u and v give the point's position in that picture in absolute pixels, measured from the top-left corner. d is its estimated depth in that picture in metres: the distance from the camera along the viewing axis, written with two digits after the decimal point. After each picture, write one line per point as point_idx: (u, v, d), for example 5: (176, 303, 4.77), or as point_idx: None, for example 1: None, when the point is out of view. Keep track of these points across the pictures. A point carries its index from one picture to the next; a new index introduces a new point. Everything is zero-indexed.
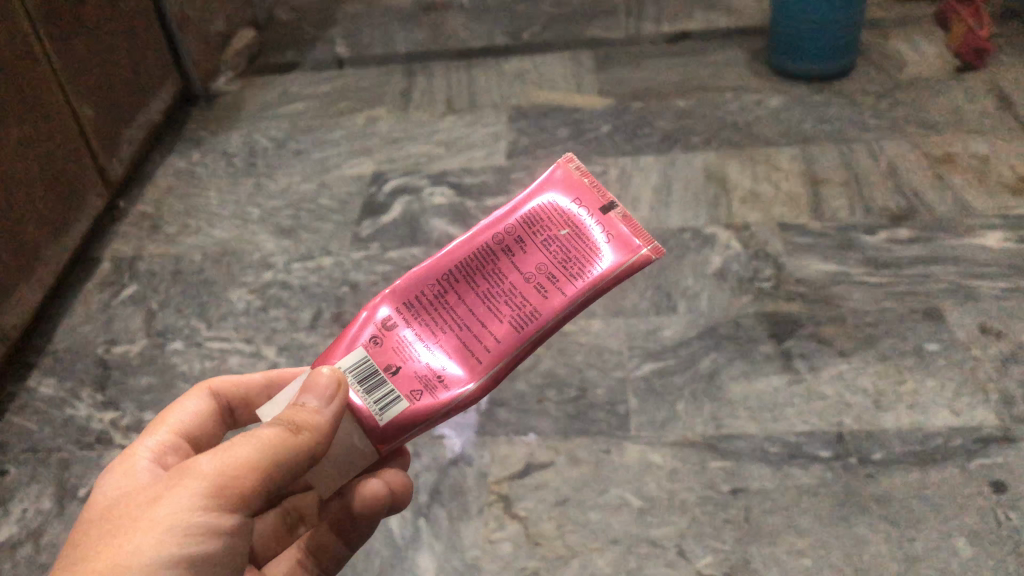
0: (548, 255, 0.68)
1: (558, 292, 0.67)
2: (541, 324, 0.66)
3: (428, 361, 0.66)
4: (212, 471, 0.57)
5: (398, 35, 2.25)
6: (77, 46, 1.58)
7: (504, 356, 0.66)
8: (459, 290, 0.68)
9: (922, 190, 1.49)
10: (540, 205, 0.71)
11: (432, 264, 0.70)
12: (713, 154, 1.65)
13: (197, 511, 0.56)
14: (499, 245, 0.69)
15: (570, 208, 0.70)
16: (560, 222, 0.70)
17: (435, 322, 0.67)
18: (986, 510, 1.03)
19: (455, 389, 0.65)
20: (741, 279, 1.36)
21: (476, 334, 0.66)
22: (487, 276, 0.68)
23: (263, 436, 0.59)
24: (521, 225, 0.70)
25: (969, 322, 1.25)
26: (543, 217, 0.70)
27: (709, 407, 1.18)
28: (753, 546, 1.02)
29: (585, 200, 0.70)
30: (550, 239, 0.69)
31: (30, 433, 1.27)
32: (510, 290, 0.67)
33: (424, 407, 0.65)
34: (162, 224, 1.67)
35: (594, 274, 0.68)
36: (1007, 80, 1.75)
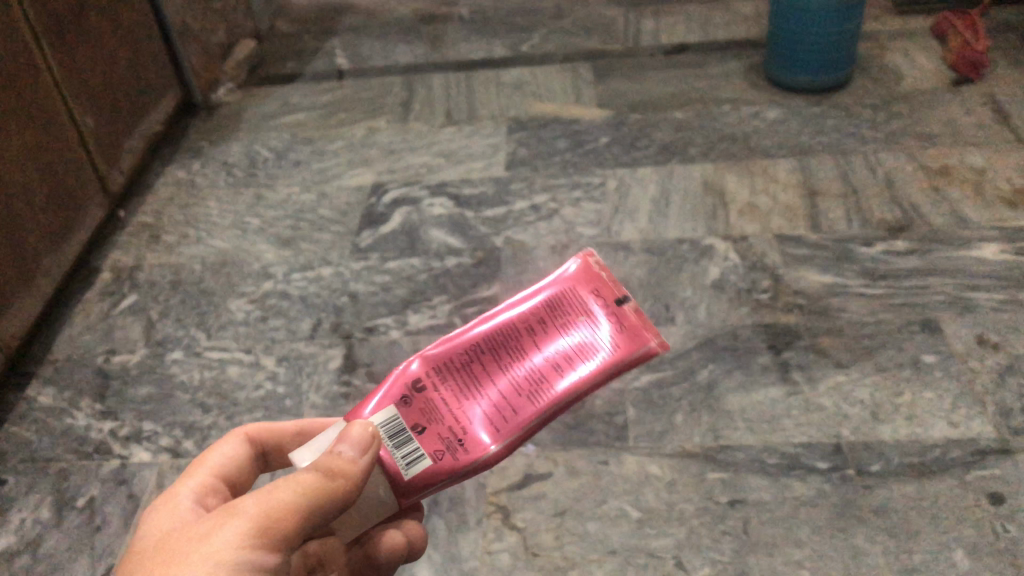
0: (567, 338, 0.72)
1: (574, 372, 0.71)
2: (558, 399, 0.69)
3: (453, 422, 0.67)
4: (256, 512, 0.58)
5: (398, 46, 2.26)
6: (78, 56, 1.59)
7: (526, 424, 0.68)
8: (484, 361, 0.70)
9: (918, 202, 1.50)
10: (557, 291, 0.76)
11: (460, 335, 0.72)
12: (711, 166, 1.66)
13: (242, 548, 0.57)
14: (522, 324, 0.73)
15: (585, 297, 0.75)
16: (578, 311, 0.74)
17: (460, 387, 0.69)
18: (984, 522, 1.03)
19: (476, 451, 0.66)
20: (739, 290, 1.37)
21: (500, 402, 0.68)
22: (509, 350, 0.71)
23: (303, 481, 0.60)
24: (539, 308, 0.74)
25: (966, 334, 1.25)
26: (563, 305, 0.74)
27: (707, 418, 1.18)
28: (751, 558, 1.02)
29: (601, 293, 0.75)
30: (568, 326, 0.73)
31: (29, 443, 1.28)
32: (532, 368, 0.70)
33: (448, 466, 0.66)
34: (162, 234, 1.67)
35: (607, 359, 0.72)
36: (1003, 93, 1.76)
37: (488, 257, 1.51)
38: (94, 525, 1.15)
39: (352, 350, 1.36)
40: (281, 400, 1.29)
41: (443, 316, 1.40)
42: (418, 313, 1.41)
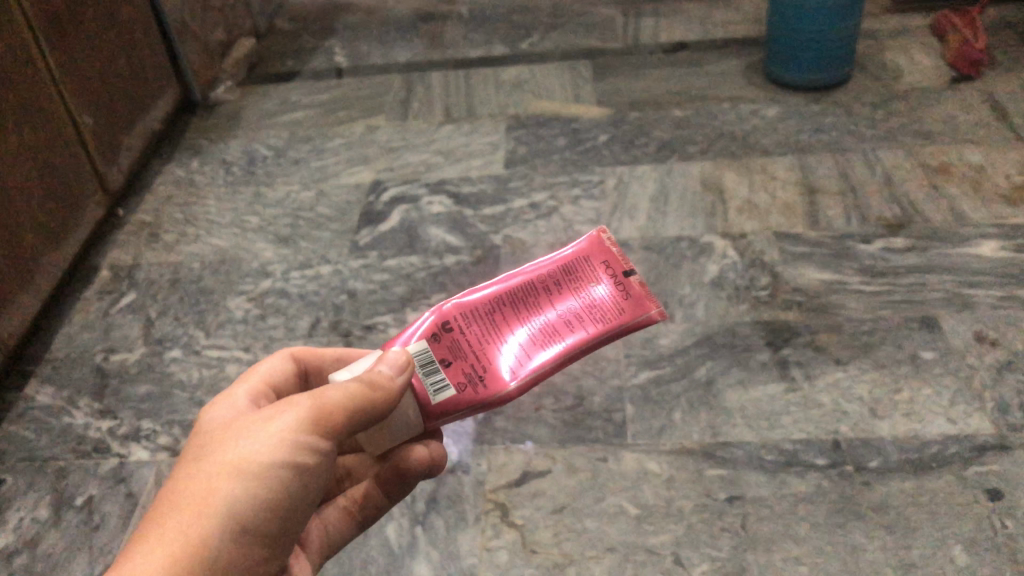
0: (580, 299, 0.76)
1: (584, 330, 0.75)
2: (568, 352, 0.74)
3: (474, 361, 0.73)
4: (309, 403, 0.64)
5: (397, 44, 2.26)
6: (76, 55, 1.59)
7: (540, 370, 0.73)
8: (505, 311, 0.75)
9: (917, 199, 1.50)
10: (576, 250, 0.79)
11: (487, 287, 0.77)
12: (710, 164, 1.66)
13: (297, 432, 0.63)
14: (542, 279, 0.77)
15: (602, 261, 0.78)
16: (594, 274, 0.77)
17: (482, 332, 0.74)
18: (983, 518, 1.03)
19: (491, 390, 0.72)
20: (738, 288, 1.37)
21: (517, 350, 0.74)
22: (528, 303, 0.76)
23: (349, 386, 0.65)
24: (558, 265, 0.78)
25: (965, 330, 1.25)
26: (581, 267, 0.78)
27: (706, 415, 1.18)
28: (750, 555, 1.02)
29: (619, 260, 0.78)
30: (585, 283, 0.77)
31: (27, 442, 1.27)
32: (549, 320, 0.75)
33: (466, 400, 0.72)
34: (161, 232, 1.67)
35: (616, 321, 0.75)
36: (1002, 90, 1.76)
37: (487, 255, 1.51)
38: (92, 523, 1.15)
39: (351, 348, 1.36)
40: None
41: None
42: (417, 311, 1.41)
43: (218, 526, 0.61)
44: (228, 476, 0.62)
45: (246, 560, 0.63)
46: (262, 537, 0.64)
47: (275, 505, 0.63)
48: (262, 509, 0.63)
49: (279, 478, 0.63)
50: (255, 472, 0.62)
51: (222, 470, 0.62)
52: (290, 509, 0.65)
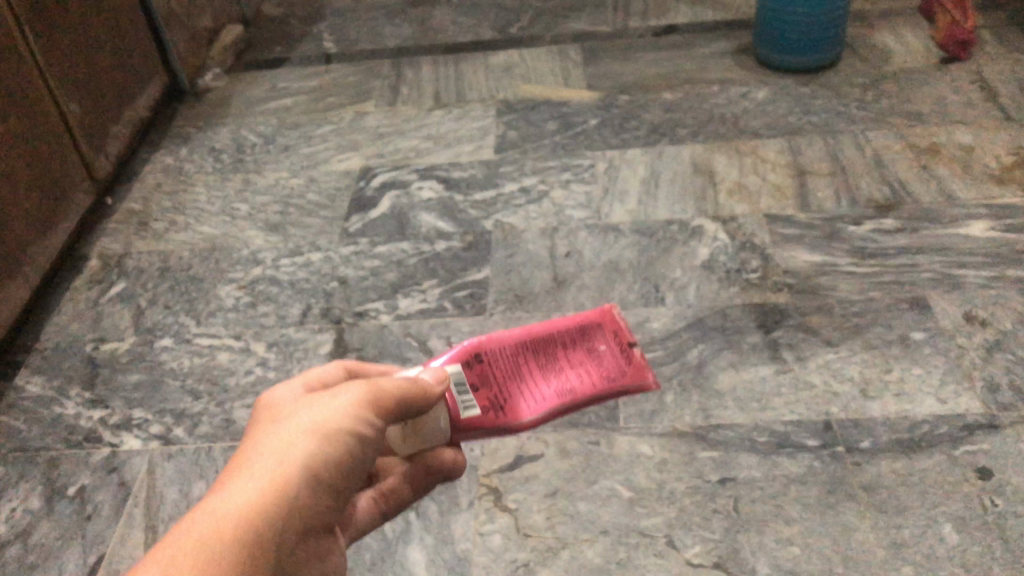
0: (589, 360, 0.89)
1: (592, 386, 0.87)
2: (576, 401, 0.85)
3: (500, 391, 0.81)
4: (371, 385, 0.65)
5: (386, 29, 2.25)
6: (61, 42, 1.57)
7: (552, 412, 0.83)
8: (529, 350, 0.85)
9: (906, 180, 1.50)
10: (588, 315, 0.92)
11: (513, 330, 0.86)
12: (700, 147, 1.66)
13: (363, 407, 0.64)
14: (560, 331, 0.88)
15: (608, 331, 0.92)
16: (602, 341, 0.91)
17: (510, 364, 0.83)
18: (973, 497, 1.03)
19: (510, 419, 0.80)
20: (728, 271, 1.37)
21: (537, 391, 0.83)
22: (549, 349, 0.86)
23: (400, 381, 0.68)
24: (574, 324, 0.90)
25: (954, 310, 1.26)
26: (591, 333, 0.90)
27: (697, 398, 1.19)
28: (742, 536, 1.02)
29: (620, 334, 0.92)
30: (596, 344, 0.90)
31: (18, 432, 1.27)
32: (564, 367, 0.86)
33: (490, 423, 0.78)
34: (150, 221, 1.66)
35: (614, 383, 0.89)
36: (991, 70, 1.76)
37: (478, 241, 1.50)
38: (85, 513, 1.15)
39: (342, 334, 1.35)
40: (271, 385, 1.29)
41: (433, 300, 1.39)
42: (409, 297, 1.41)
43: (297, 482, 0.59)
44: (305, 434, 0.61)
45: (313, 522, 0.60)
46: (326, 503, 0.62)
47: (342, 472, 0.62)
48: (333, 473, 0.61)
49: (349, 445, 0.62)
50: (330, 433, 0.61)
51: (299, 429, 0.61)
52: (351, 480, 0.64)
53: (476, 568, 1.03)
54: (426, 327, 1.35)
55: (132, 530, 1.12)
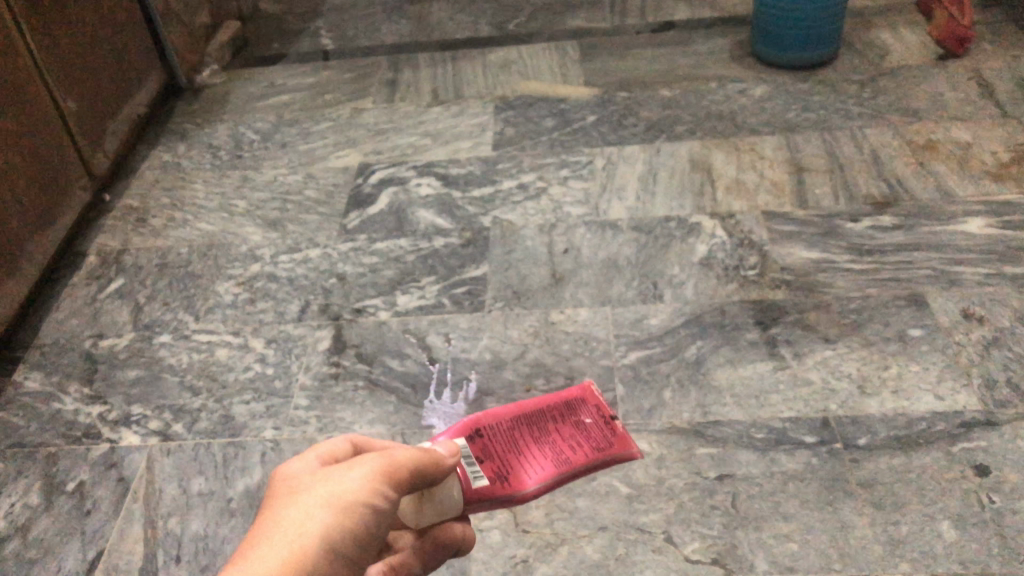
0: (577, 432, 0.92)
1: (584, 454, 0.90)
2: (573, 469, 0.87)
3: (501, 462, 0.81)
4: (386, 457, 0.64)
5: (383, 26, 2.24)
6: (58, 38, 1.57)
7: (553, 480, 0.84)
8: (524, 424, 0.88)
9: (904, 177, 1.50)
10: (567, 394, 0.98)
11: (503, 410, 0.89)
12: (698, 144, 1.66)
13: (378, 479, 0.62)
14: (547, 407, 0.93)
15: (590, 406, 0.97)
16: (586, 414, 0.95)
17: (510, 436, 0.85)
18: (970, 494, 1.04)
19: (515, 489, 0.80)
20: (726, 268, 1.37)
21: (535, 463, 0.84)
22: (541, 423, 0.90)
23: (415, 450, 0.66)
24: (557, 400, 0.95)
25: (951, 307, 1.26)
26: (575, 408, 0.95)
27: (696, 394, 1.19)
28: (740, 532, 1.03)
29: (601, 407, 0.98)
30: (580, 417, 0.94)
31: (16, 428, 1.27)
32: (558, 439, 0.89)
33: (498, 492, 0.78)
34: (149, 217, 1.66)
35: (604, 452, 0.92)
36: (988, 67, 1.76)
37: (476, 237, 1.50)
38: (84, 509, 1.15)
39: (340, 331, 1.35)
40: (269, 381, 1.29)
41: (432, 296, 1.39)
42: (407, 294, 1.41)
43: (313, 557, 0.56)
44: (320, 509, 0.59)
45: None
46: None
47: (359, 545, 0.60)
48: (349, 547, 0.59)
49: (365, 518, 0.60)
50: (347, 508, 0.59)
51: (315, 504, 0.59)
52: (367, 554, 0.61)
53: (475, 565, 1.03)
54: (424, 323, 1.35)
55: (131, 526, 1.12)
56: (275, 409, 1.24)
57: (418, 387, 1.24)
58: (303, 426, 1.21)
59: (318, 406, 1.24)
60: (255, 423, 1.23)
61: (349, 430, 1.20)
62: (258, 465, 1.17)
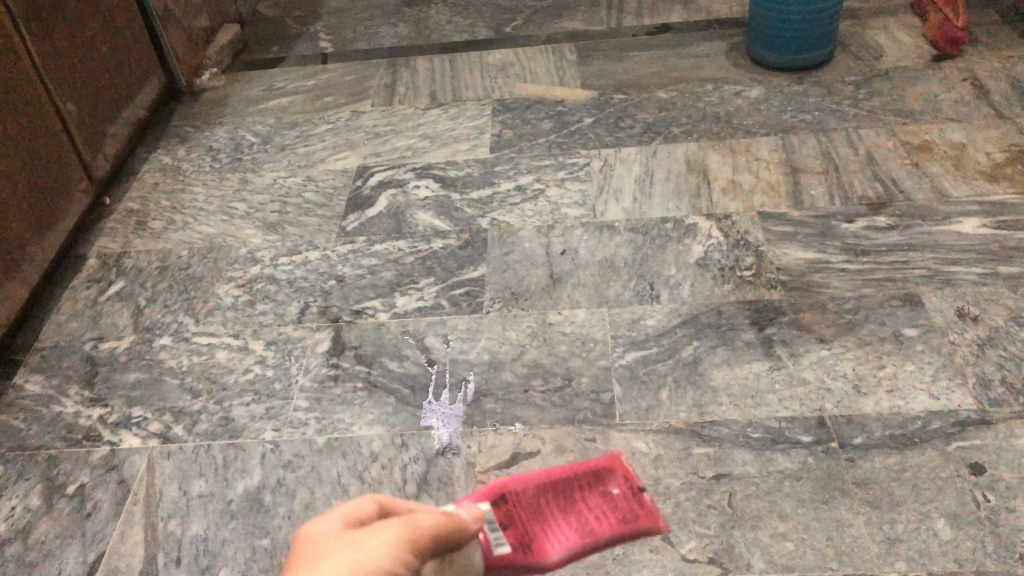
0: (603, 504, 1.04)
1: (610, 528, 1.02)
2: (597, 540, 1.01)
3: (530, 527, 0.98)
4: (409, 525, 0.56)
5: (381, 29, 2.25)
6: (58, 43, 1.58)
7: (576, 548, 0.99)
8: (549, 490, 1.05)
9: (899, 177, 1.51)
10: (597, 462, 1.11)
11: (530, 479, 1.05)
12: (694, 146, 1.67)
13: (404, 545, 0.53)
14: (573, 475, 1.07)
15: (617, 477, 1.08)
16: (615, 484, 1.07)
17: (534, 502, 1.02)
18: (965, 491, 1.04)
19: (542, 554, 0.95)
20: (722, 269, 1.38)
21: (559, 533, 0.99)
22: (566, 489, 1.05)
23: (438, 518, 0.59)
24: (585, 471, 1.08)
25: (946, 307, 1.27)
26: (603, 479, 1.08)
27: (692, 394, 1.20)
28: (737, 532, 1.03)
29: (629, 476, 1.09)
30: (609, 487, 1.07)
31: (17, 431, 1.28)
32: (583, 511, 1.03)
33: (528, 559, 0.93)
34: (148, 220, 1.67)
35: (631, 527, 1.04)
36: (981, 68, 1.77)
37: (474, 239, 1.51)
38: (84, 511, 1.16)
39: (340, 333, 1.36)
40: (269, 383, 1.29)
41: (430, 298, 1.40)
42: (405, 296, 1.42)
43: None
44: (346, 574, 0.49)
45: None
46: None
47: None
48: None
49: None
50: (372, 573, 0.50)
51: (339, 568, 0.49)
52: None
53: None
54: (422, 325, 1.36)
55: (131, 528, 1.13)
56: (275, 410, 1.25)
57: (417, 388, 1.25)
58: (303, 428, 1.22)
59: (317, 407, 1.25)
60: (255, 425, 1.24)
61: (347, 431, 1.21)
62: (258, 466, 1.18)
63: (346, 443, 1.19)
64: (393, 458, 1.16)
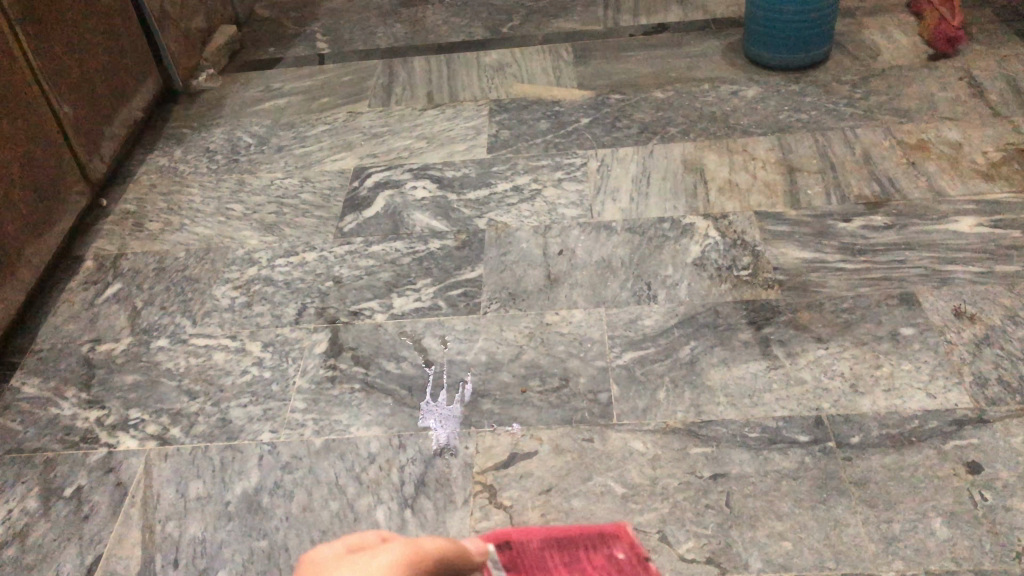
0: (603, 574, 1.02)
1: None
2: None
3: None
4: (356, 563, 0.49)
5: (378, 29, 2.25)
6: (53, 45, 1.58)
7: None
8: (552, 545, 1.05)
9: (896, 176, 1.51)
10: (603, 527, 1.06)
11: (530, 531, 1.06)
12: (691, 146, 1.67)
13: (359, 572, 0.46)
14: (585, 535, 1.05)
15: (624, 545, 1.04)
16: (623, 549, 1.03)
17: (539, 555, 1.03)
18: (962, 491, 1.05)
19: None
20: (719, 268, 1.38)
21: None
22: (570, 547, 1.05)
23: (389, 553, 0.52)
24: (593, 533, 1.05)
25: (943, 306, 1.27)
26: (610, 540, 1.04)
27: (690, 394, 1.20)
28: (734, 531, 1.04)
29: (636, 544, 1.03)
30: (614, 552, 1.03)
31: (14, 434, 1.28)
32: (585, 570, 1.03)
33: None
34: (145, 222, 1.67)
35: None
36: (978, 67, 1.77)
37: (471, 240, 1.51)
38: (82, 513, 1.16)
39: (337, 334, 1.36)
40: (266, 385, 1.29)
41: (427, 299, 1.40)
42: (403, 296, 1.42)
43: None
44: None
45: None
46: None
47: None
48: None
49: None
50: None
51: None
52: None
53: None
54: (420, 326, 1.36)
55: (129, 531, 1.13)
56: (272, 412, 1.25)
57: (414, 389, 1.25)
58: (300, 429, 1.22)
59: (314, 409, 1.25)
60: (252, 427, 1.24)
61: (345, 432, 1.21)
62: (256, 468, 1.18)
63: (344, 445, 1.19)
64: (390, 459, 1.16)
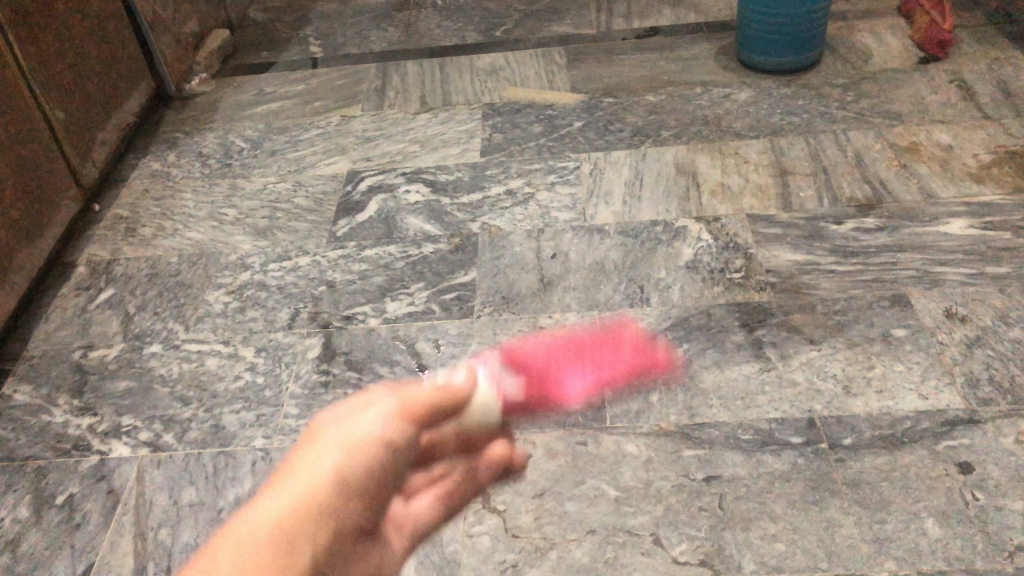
0: (624, 340, 1.23)
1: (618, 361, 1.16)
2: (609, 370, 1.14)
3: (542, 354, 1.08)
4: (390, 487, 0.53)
5: (371, 33, 2.25)
6: (46, 50, 1.58)
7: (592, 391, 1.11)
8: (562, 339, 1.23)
9: (887, 178, 1.52)
10: (609, 324, 1.30)
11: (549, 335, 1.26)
12: (684, 149, 1.67)
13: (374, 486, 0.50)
14: (584, 330, 1.26)
15: (627, 327, 1.29)
16: (624, 330, 1.27)
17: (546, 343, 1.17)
18: (953, 491, 1.05)
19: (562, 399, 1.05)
20: (712, 271, 1.38)
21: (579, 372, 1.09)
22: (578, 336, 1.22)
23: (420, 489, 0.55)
24: (599, 327, 1.28)
25: (934, 307, 1.27)
26: (617, 326, 1.29)
27: (683, 397, 1.20)
28: (727, 534, 1.04)
29: (640, 335, 1.28)
30: (622, 331, 1.27)
31: (6, 441, 1.27)
32: (609, 352, 1.16)
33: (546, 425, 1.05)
34: (138, 227, 1.67)
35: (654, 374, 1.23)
36: (968, 70, 1.78)
37: (465, 243, 1.51)
38: (74, 521, 1.15)
39: (330, 339, 1.36)
40: (260, 390, 1.29)
41: (421, 303, 1.40)
42: (396, 301, 1.42)
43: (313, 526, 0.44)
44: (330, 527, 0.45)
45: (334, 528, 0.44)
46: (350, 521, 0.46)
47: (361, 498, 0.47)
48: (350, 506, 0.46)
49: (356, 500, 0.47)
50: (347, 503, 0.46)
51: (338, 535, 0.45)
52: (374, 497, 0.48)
53: (467, 569, 1.04)
54: (413, 330, 1.36)
55: (122, 537, 1.12)
56: (266, 417, 1.25)
57: None
58: (293, 435, 1.22)
59: (308, 414, 1.25)
60: (246, 432, 1.23)
61: None
62: (249, 473, 1.18)
63: None
64: None
